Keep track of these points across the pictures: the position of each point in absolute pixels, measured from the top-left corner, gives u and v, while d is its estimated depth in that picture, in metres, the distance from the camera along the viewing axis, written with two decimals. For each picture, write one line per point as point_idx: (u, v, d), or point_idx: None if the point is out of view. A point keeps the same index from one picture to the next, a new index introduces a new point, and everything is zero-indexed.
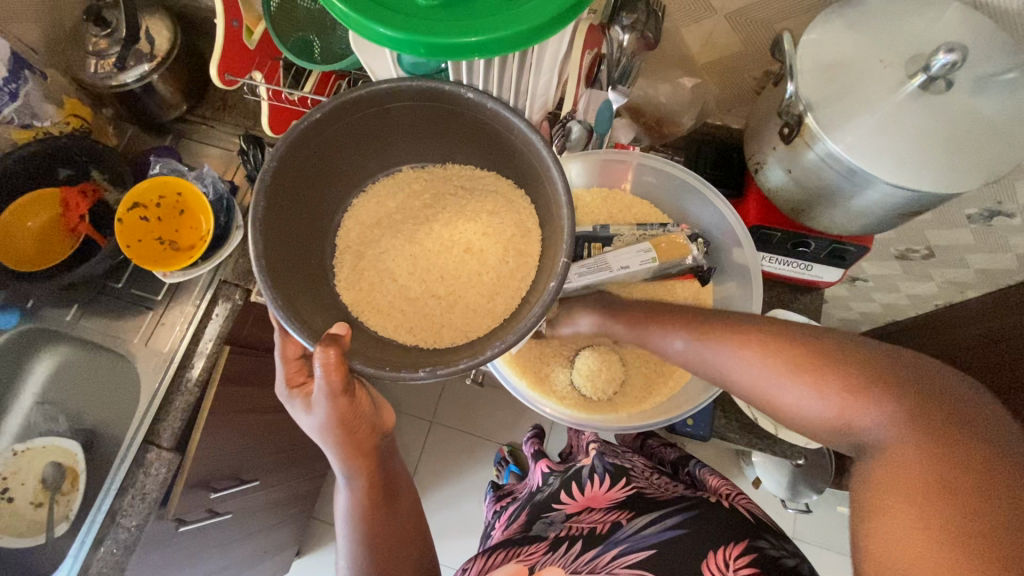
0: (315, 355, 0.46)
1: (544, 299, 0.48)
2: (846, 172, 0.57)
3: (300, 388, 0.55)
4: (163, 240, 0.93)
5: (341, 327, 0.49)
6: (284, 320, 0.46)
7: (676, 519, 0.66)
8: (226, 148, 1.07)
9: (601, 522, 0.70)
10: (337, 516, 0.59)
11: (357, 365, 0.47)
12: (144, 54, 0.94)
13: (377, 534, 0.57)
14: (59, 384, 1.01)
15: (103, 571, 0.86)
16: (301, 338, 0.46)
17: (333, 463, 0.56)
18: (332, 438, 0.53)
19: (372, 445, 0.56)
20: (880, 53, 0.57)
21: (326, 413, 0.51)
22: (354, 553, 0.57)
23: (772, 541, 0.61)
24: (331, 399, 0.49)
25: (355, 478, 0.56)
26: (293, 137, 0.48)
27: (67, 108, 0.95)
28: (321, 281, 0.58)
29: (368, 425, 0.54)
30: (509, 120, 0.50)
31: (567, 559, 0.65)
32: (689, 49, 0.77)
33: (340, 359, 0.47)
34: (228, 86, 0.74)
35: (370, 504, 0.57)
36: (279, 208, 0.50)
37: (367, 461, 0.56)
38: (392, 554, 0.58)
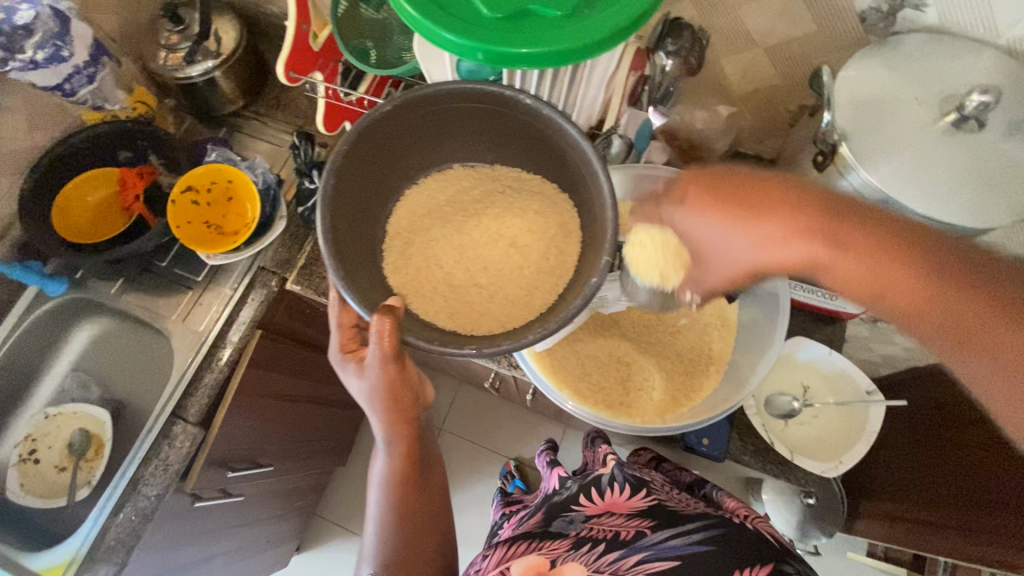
0: (371, 323, 0.51)
1: (584, 293, 0.52)
2: (879, 201, 0.59)
3: (353, 354, 0.58)
4: (209, 223, 0.97)
5: (395, 300, 0.54)
6: (344, 290, 0.50)
7: (701, 534, 0.68)
8: (275, 144, 1.12)
9: (625, 528, 0.71)
10: (372, 481, 0.62)
11: (408, 337, 0.51)
12: (210, 52, 1.00)
13: (408, 502, 0.61)
14: (96, 354, 1.05)
15: (120, 536, 0.87)
16: (358, 308, 0.51)
17: (376, 428, 0.59)
18: (378, 405, 0.56)
19: (413, 415, 0.59)
20: (915, 92, 0.59)
21: (375, 377, 0.54)
22: (383, 520, 0.60)
23: (794, 566, 0.64)
24: (382, 365, 0.53)
25: (394, 444, 0.60)
26: (365, 124, 0.53)
27: (135, 95, 1.03)
28: (374, 264, 0.61)
29: (412, 396, 0.57)
30: (559, 125, 0.54)
31: (589, 557, 0.67)
32: (728, 78, 0.80)
33: (393, 326, 0.51)
34: (292, 83, 0.78)
35: (404, 475, 0.61)
36: (343, 191, 0.54)
37: (408, 429, 0.59)
38: (419, 529, 0.61)
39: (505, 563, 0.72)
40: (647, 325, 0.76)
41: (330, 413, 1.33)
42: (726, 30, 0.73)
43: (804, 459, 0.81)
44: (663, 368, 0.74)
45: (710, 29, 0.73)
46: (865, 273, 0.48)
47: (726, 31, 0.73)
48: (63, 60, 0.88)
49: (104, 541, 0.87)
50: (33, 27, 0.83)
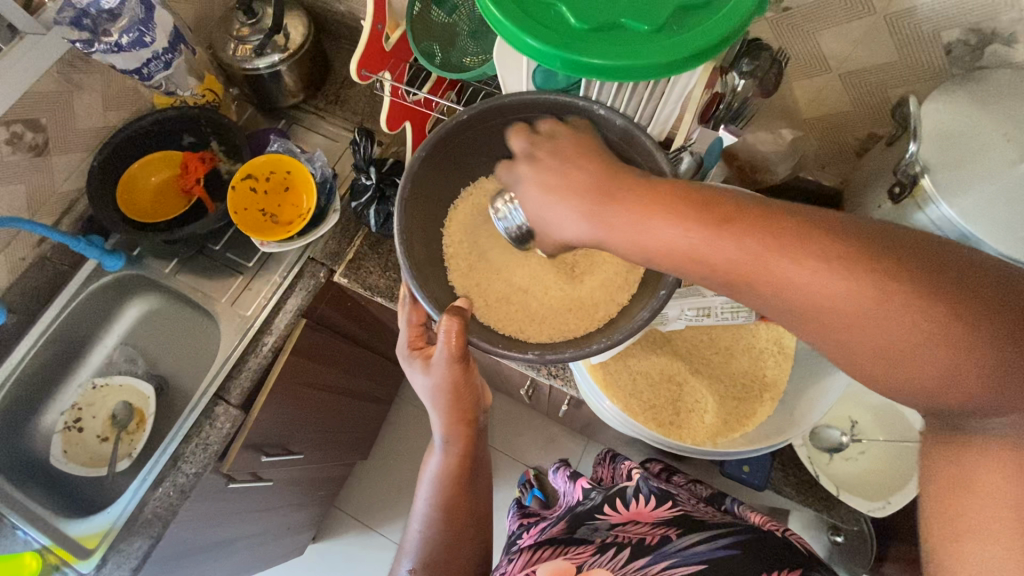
0: (439, 325, 0.51)
1: (652, 305, 0.52)
2: (956, 237, 0.58)
3: (420, 352, 0.58)
4: (266, 212, 1.00)
5: (463, 302, 0.54)
6: (416, 288, 0.51)
7: (727, 540, 0.65)
8: (331, 138, 1.15)
9: (651, 534, 0.70)
10: (424, 478, 0.62)
11: (474, 338, 0.52)
12: (279, 45, 1.03)
13: (457, 503, 0.60)
14: (145, 330, 1.08)
15: (157, 511, 0.88)
16: (428, 306, 0.52)
17: (435, 427, 0.59)
18: (441, 402, 0.56)
19: (473, 416, 0.59)
20: (1004, 128, 0.57)
21: (439, 377, 0.54)
22: (431, 516, 0.60)
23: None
24: (448, 363, 0.53)
25: (452, 444, 0.59)
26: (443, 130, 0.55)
27: (205, 83, 1.06)
28: (446, 265, 0.61)
29: (472, 397, 0.57)
30: (635, 136, 0.55)
31: (615, 563, 0.66)
32: (796, 102, 0.79)
33: (461, 328, 0.51)
34: (363, 81, 0.79)
35: (456, 473, 0.60)
36: (418, 192, 0.56)
37: (466, 432, 0.58)
38: (465, 530, 0.60)
39: (531, 567, 0.71)
40: (700, 346, 0.75)
41: (359, 406, 1.35)
42: (803, 54, 0.72)
43: (851, 496, 0.78)
44: (716, 390, 0.73)
45: (788, 51, 0.72)
46: (801, 275, 0.40)
47: (802, 55, 0.72)
48: (144, 46, 0.91)
49: (141, 515, 0.88)
50: (120, 12, 0.87)
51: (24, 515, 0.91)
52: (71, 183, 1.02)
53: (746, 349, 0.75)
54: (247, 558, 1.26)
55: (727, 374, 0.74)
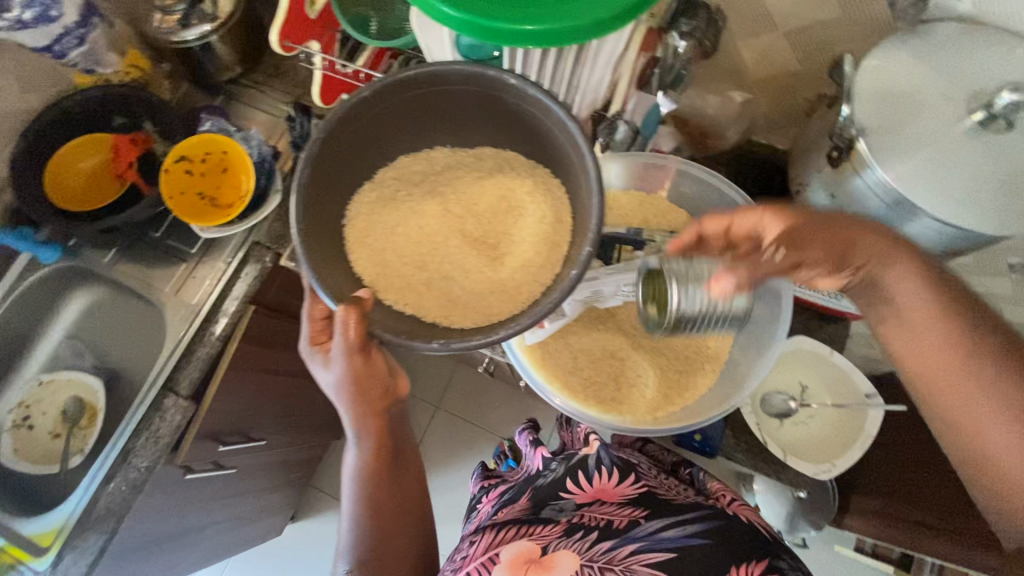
0: (336, 316, 0.49)
1: (564, 286, 0.49)
2: (892, 202, 0.56)
3: (322, 347, 0.58)
4: (204, 195, 0.95)
5: (364, 291, 0.53)
6: (312, 279, 0.49)
7: (697, 527, 0.68)
8: (273, 115, 1.08)
9: (619, 517, 0.71)
10: (345, 472, 0.64)
11: (375, 329, 0.50)
12: (207, 15, 0.96)
13: (378, 492, 0.63)
14: (88, 323, 1.05)
15: (110, 506, 0.88)
16: (324, 294, 0.49)
17: (346, 423, 0.60)
18: (346, 395, 0.56)
19: (383, 407, 0.59)
20: (943, 86, 0.55)
21: (340, 371, 0.54)
22: (358, 513, 0.62)
23: (788, 562, 0.64)
24: (347, 356, 0.52)
25: (364, 439, 0.61)
26: (341, 111, 0.50)
27: (128, 58, 0.99)
28: (367, 246, 0.59)
29: (379, 389, 0.57)
30: (551, 108, 0.50)
31: (582, 545, 0.67)
32: (745, 63, 0.76)
33: (358, 321, 0.50)
34: (287, 52, 0.74)
35: (376, 465, 0.62)
36: (321, 177, 0.52)
37: (377, 424, 0.60)
38: (392, 518, 0.63)
39: (493, 550, 0.69)
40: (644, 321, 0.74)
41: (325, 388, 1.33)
42: (746, 11, 0.69)
43: (797, 461, 0.79)
44: (655, 365, 0.73)
45: (728, 10, 0.69)
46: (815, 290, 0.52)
47: (746, 13, 0.69)
48: (52, 21, 0.87)
49: (94, 510, 0.87)
50: None
51: None
52: None
53: None
54: (221, 541, 1.27)
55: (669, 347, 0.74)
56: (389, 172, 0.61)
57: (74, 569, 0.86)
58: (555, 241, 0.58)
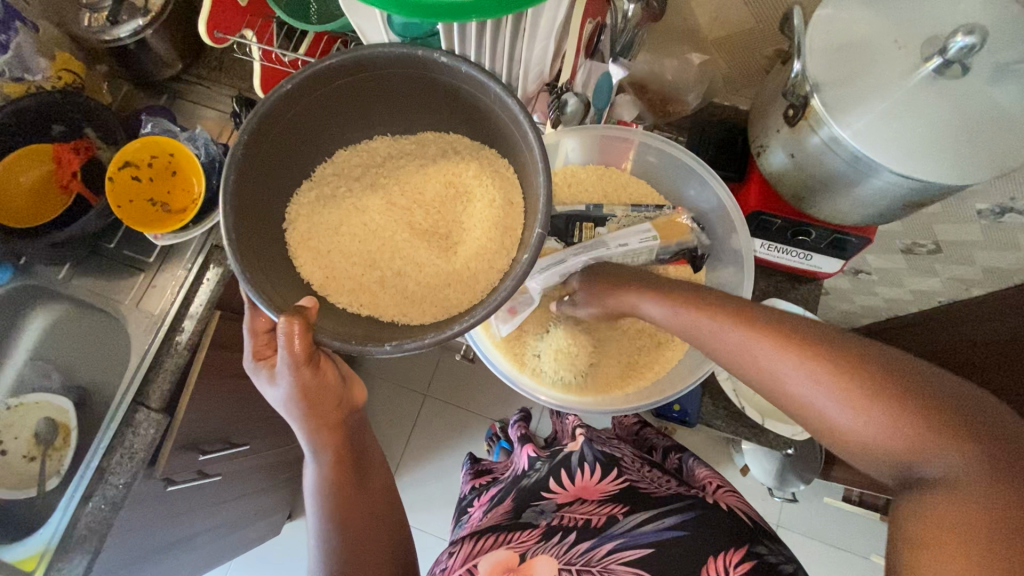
0: (280, 327, 0.47)
1: (515, 274, 0.47)
2: (851, 159, 0.55)
3: (267, 361, 0.57)
4: (155, 201, 0.91)
5: (308, 299, 0.50)
6: (251, 292, 0.46)
7: (674, 518, 0.67)
8: (222, 111, 1.04)
9: (596, 515, 0.71)
10: (307, 489, 0.63)
11: (321, 337, 0.48)
12: (138, 9, 0.90)
13: (346, 506, 0.62)
14: (51, 341, 1.02)
15: (92, 525, 0.86)
16: (264, 307, 0.47)
17: (301, 438, 0.59)
18: (297, 407, 0.56)
19: (337, 418, 0.60)
20: (896, 33, 0.54)
21: (289, 383, 0.53)
22: (324, 529, 0.61)
23: (769, 547, 0.63)
24: (294, 368, 0.51)
25: (322, 453, 0.61)
26: (264, 107, 0.46)
27: (58, 62, 0.93)
28: (312, 248, 0.56)
29: (333, 397, 0.57)
30: (488, 86, 0.47)
31: (560, 548, 0.66)
32: (700, 24, 0.74)
33: (305, 328, 0.47)
34: (218, 44, 0.70)
35: (338, 477, 0.62)
36: (252, 180, 0.49)
37: (334, 434, 0.60)
38: (365, 533, 0.62)
39: (472, 560, 0.69)
40: None
41: None
42: None
43: (777, 424, 0.79)
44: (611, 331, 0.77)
45: None
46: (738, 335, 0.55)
47: None
48: None
49: (76, 531, 0.86)
50: None
51: None
52: None
53: None
54: (216, 547, 1.27)
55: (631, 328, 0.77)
56: (329, 168, 0.58)
57: None
58: (508, 227, 0.56)
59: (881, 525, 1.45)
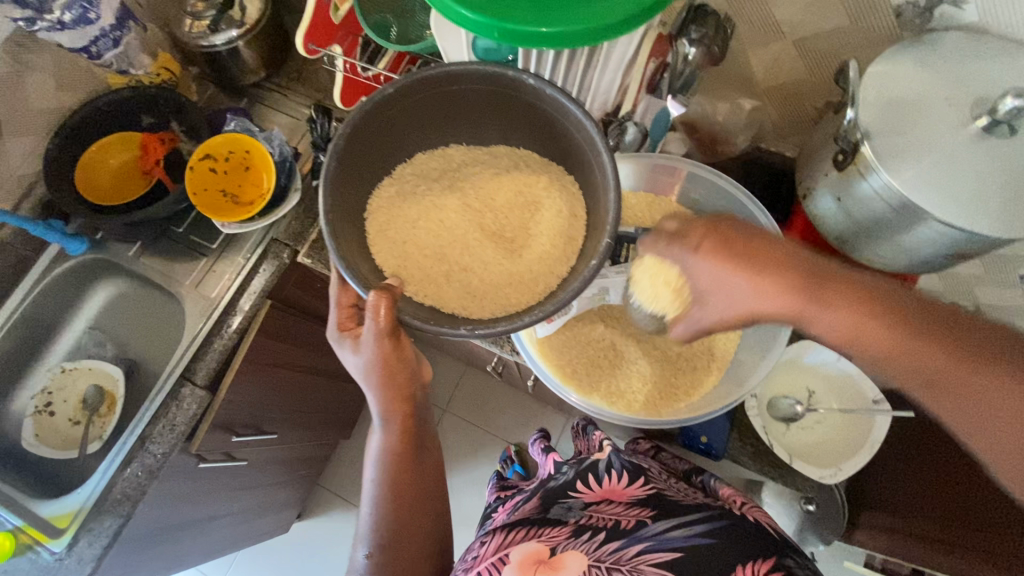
0: (368, 303, 0.52)
1: (583, 276, 0.51)
2: (897, 205, 0.57)
3: (350, 333, 0.60)
4: (226, 192, 0.98)
5: (393, 282, 0.56)
6: (343, 270, 0.52)
7: (703, 527, 0.67)
8: (294, 117, 1.12)
9: (626, 517, 0.71)
10: (369, 455, 0.68)
11: (403, 316, 0.53)
12: (234, 21, 1.00)
13: (400, 477, 0.66)
14: (109, 313, 1.08)
15: (126, 491, 0.90)
16: (356, 286, 0.52)
17: (373, 406, 0.64)
18: (372, 379, 0.59)
19: (408, 393, 0.63)
20: (948, 93, 0.57)
21: (370, 353, 0.56)
22: (378, 496, 0.66)
23: (796, 560, 0.63)
24: (378, 340, 0.55)
25: (390, 422, 0.65)
26: (366, 107, 0.52)
27: (159, 61, 1.02)
28: (389, 239, 0.61)
29: (406, 374, 0.60)
30: (565, 107, 0.52)
31: (590, 546, 0.67)
32: (754, 72, 0.78)
33: (389, 306, 0.53)
34: (310, 55, 0.77)
35: (400, 451, 0.66)
36: (347, 171, 0.54)
37: (403, 407, 0.64)
38: (409, 505, 0.67)
39: (503, 551, 0.71)
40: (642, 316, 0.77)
41: (335, 387, 1.36)
42: (755, 19, 0.71)
43: (803, 464, 0.80)
44: (647, 352, 0.76)
45: (737, 19, 0.72)
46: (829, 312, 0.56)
47: (754, 20, 0.71)
48: (90, 23, 0.89)
49: (110, 495, 0.89)
50: None
51: None
52: (28, 166, 1.01)
53: None
54: (228, 535, 1.29)
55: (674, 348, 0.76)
56: (408, 168, 0.64)
57: (88, 552, 0.87)
58: (572, 235, 0.61)
59: None
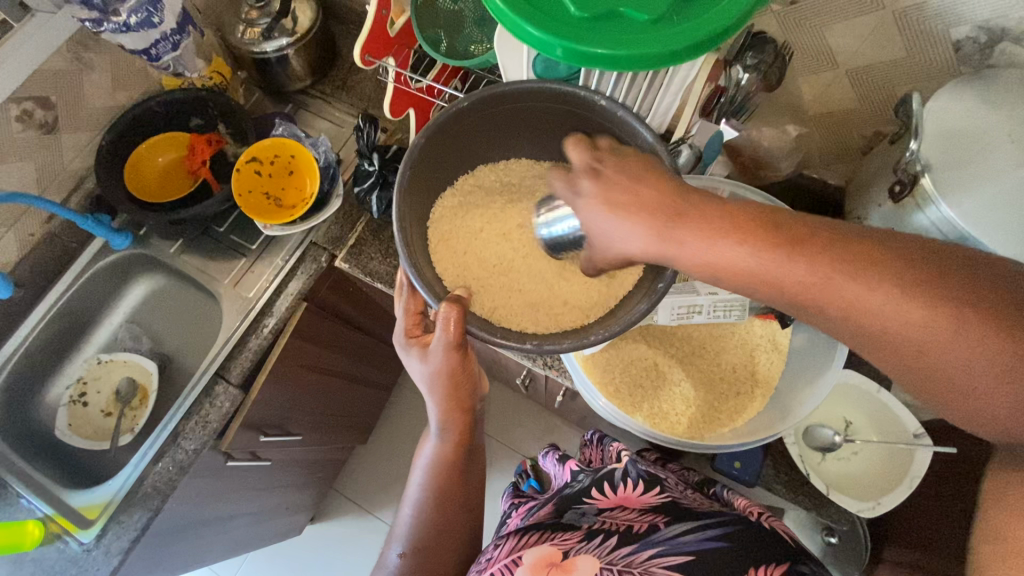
0: (439, 312, 0.54)
1: (651, 297, 0.54)
2: (955, 238, 0.58)
3: (417, 340, 0.62)
4: (270, 195, 1.00)
5: (461, 292, 0.57)
6: (416, 278, 0.54)
7: (716, 530, 0.65)
8: (337, 124, 1.14)
9: (639, 522, 0.70)
10: (419, 463, 0.70)
11: (472, 326, 0.55)
12: (287, 29, 1.02)
13: (450, 487, 0.68)
14: (146, 308, 1.10)
15: (156, 485, 0.90)
16: (428, 295, 0.54)
17: (433, 415, 0.65)
18: (438, 387, 0.61)
19: (467, 403, 0.65)
20: (1010, 128, 0.56)
21: (437, 362, 0.58)
22: (423, 503, 0.68)
23: (812, 567, 0.61)
24: (446, 351, 0.57)
25: (447, 431, 0.66)
26: (441, 120, 0.56)
27: (213, 65, 1.06)
28: (444, 251, 0.63)
29: (468, 385, 0.62)
30: (629, 126, 0.55)
31: (602, 550, 0.65)
32: (802, 99, 0.79)
33: (459, 316, 0.54)
34: (366, 66, 0.79)
35: (454, 459, 0.68)
36: (417, 181, 0.58)
37: (462, 417, 0.65)
38: (452, 516, 0.68)
39: (516, 552, 0.68)
40: (684, 339, 0.77)
41: (358, 392, 1.36)
42: (808, 47, 0.72)
43: (841, 497, 0.78)
44: (690, 375, 0.76)
45: (791, 47, 0.72)
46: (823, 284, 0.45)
47: (807, 49, 0.72)
48: (153, 26, 0.92)
49: (141, 488, 0.90)
50: None
51: (30, 486, 0.93)
52: (79, 161, 1.03)
53: (737, 344, 0.77)
54: (244, 535, 1.29)
55: (716, 369, 0.77)
56: (469, 180, 0.67)
57: (115, 545, 0.88)
58: None
59: None
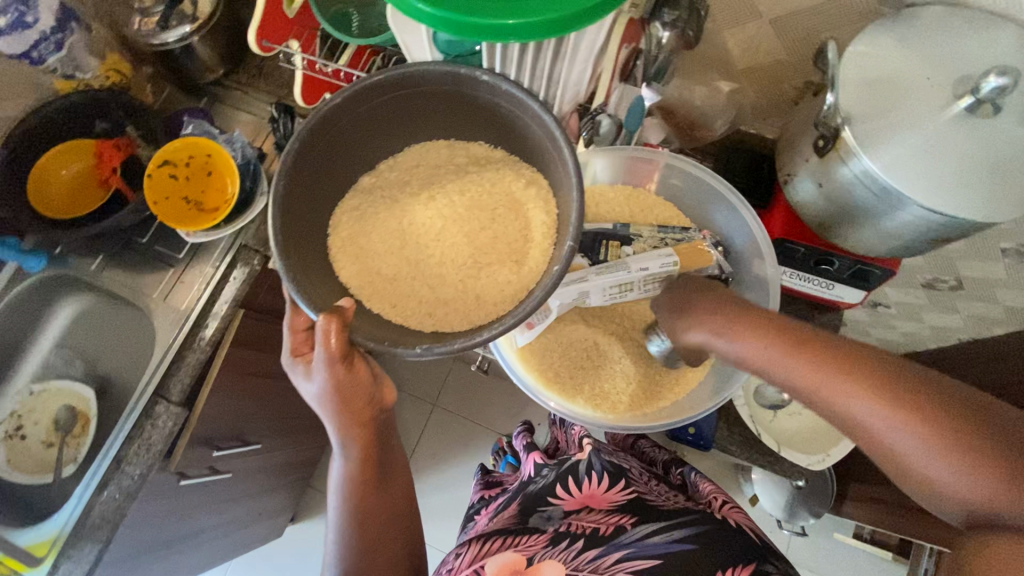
0: (318, 324, 0.52)
1: (546, 282, 0.50)
2: (879, 191, 0.56)
3: (304, 357, 0.60)
4: (189, 199, 0.93)
5: (344, 299, 0.55)
6: (291, 290, 0.51)
7: (683, 532, 0.67)
8: (258, 116, 1.07)
9: (605, 524, 0.70)
10: (332, 482, 0.68)
11: (356, 337, 0.53)
12: (186, 16, 0.94)
13: (366, 504, 0.66)
14: (76, 331, 1.04)
15: (105, 514, 0.88)
16: (304, 306, 0.52)
17: (332, 433, 0.63)
18: (329, 404, 0.59)
19: (368, 416, 0.63)
20: (929, 72, 0.55)
21: (323, 379, 0.57)
22: (343, 524, 0.66)
23: (776, 566, 0.64)
24: (330, 365, 0.55)
25: (350, 448, 0.64)
26: (313, 122, 0.52)
27: (108, 63, 0.97)
28: (354, 255, 0.61)
29: (365, 397, 0.60)
30: (525, 102, 0.51)
31: (568, 555, 0.66)
32: (731, 53, 0.76)
33: (339, 327, 0.52)
34: (265, 53, 0.74)
35: (364, 476, 0.66)
36: (300, 189, 0.54)
37: (363, 431, 0.63)
38: (377, 536, 0.66)
39: (479, 562, 0.68)
40: (625, 316, 0.77)
41: None
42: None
43: (790, 452, 0.82)
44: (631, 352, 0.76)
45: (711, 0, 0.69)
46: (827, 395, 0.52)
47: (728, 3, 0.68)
48: (28, 26, 0.88)
49: (89, 519, 0.88)
50: None
51: None
52: None
53: None
54: (220, 545, 1.27)
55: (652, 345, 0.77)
56: (371, 178, 0.63)
57: None
58: (543, 235, 0.60)
59: (895, 568, 1.40)
